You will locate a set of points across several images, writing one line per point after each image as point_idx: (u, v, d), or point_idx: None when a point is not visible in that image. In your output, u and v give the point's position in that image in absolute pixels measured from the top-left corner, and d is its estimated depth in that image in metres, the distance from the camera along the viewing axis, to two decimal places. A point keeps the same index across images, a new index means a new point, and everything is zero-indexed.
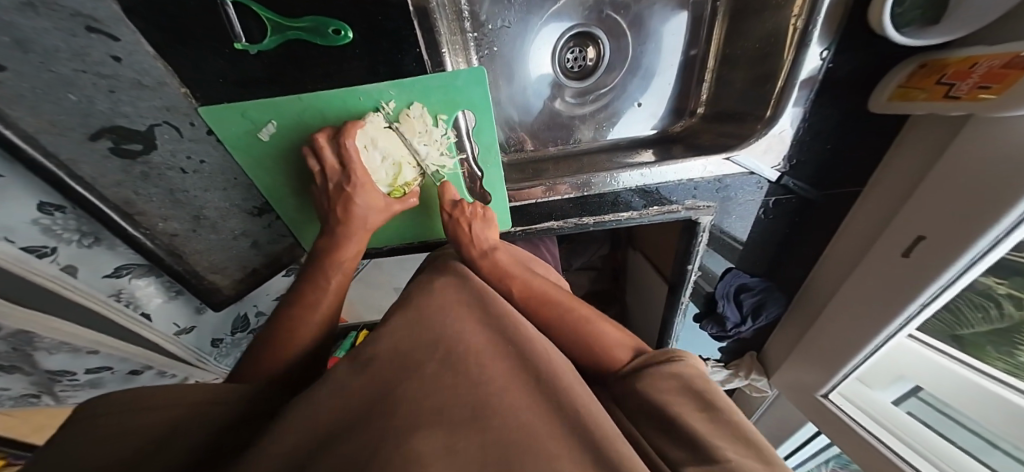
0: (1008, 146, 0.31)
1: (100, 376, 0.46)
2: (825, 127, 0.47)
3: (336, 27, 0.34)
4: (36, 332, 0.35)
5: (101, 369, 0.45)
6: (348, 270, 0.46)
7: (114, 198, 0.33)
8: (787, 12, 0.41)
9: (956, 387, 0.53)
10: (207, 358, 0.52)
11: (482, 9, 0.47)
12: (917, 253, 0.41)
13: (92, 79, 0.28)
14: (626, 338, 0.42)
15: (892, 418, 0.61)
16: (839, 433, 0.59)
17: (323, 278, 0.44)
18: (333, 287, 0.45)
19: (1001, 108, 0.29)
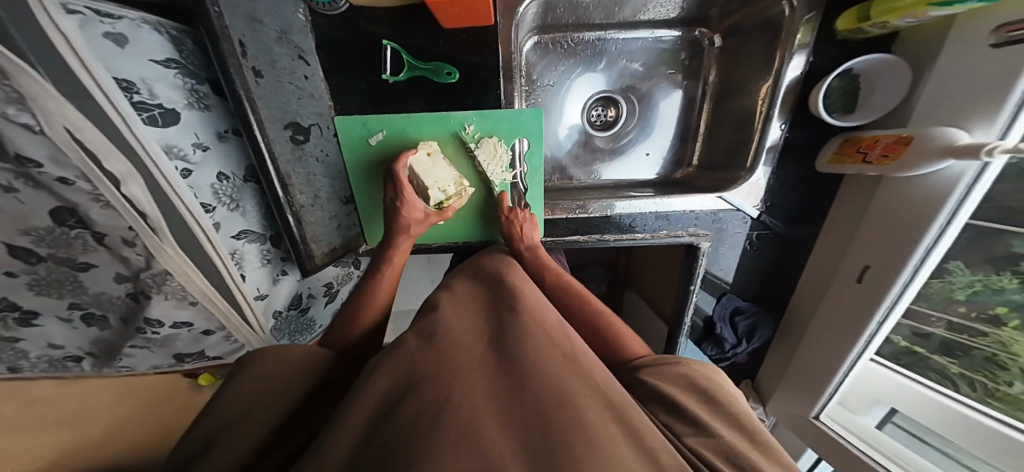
0: (923, 193, 0.48)
1: (177, 332, 0.50)
2: (789, 179, 0.64)
3: (449, 70, 0.50)
4: (171, 273, 0.40)
5: (182, 326, 0.49)
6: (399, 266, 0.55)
7: (284, 171, 0.41)
8: (756, 98, 0.59)
9: (920, 406, 0.58)
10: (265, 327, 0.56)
11: (534, 71, 0.66)
12: (868, 280, 0.56)
13: (293, 89, 0.42)
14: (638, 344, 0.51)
15: (871, 440, 0.63)
16: (835, 452, 0.64)
17: (379, 272, 0.53)
18: (387, 280, 0.53)
19: (913, 165, 0.46)
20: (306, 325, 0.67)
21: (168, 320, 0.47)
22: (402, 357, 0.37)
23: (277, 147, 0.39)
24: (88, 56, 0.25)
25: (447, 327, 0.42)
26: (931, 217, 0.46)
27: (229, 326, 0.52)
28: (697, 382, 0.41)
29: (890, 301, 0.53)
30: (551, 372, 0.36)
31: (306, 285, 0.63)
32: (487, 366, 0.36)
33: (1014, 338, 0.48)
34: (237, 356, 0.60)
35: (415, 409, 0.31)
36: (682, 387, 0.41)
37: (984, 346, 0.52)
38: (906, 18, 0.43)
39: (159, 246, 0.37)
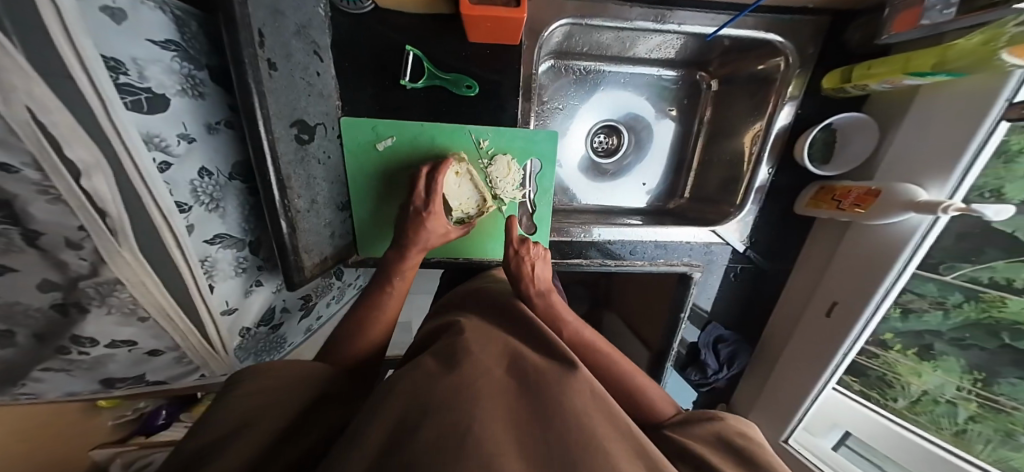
0: (887, 239, 0.53)
1: (112, 353, 0.37)
2: (771, 217, 0.69)
3: (469, 83, 0.48)
4: (124, 283, 0.31)
5: (123, 346, 0.37)
6: (409, 280, 0.50)
7: (285, 172, 0.35)
8: (747, 138, 0.64)
9: (879, 434, 0.63)
10: (226, 347, 0.47)
11: (546, 93, 0.67)
12: (835, 315, 0.61)
13: (303, 85, 0.38)
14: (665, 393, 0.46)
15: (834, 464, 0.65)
16: None
17: (385, 286, 0.48)
18: (395, 294, 0.48)
19: (880, 215, 0.51)
20: (276, 343, 0.59)
21: (105, 337, 0.35)
22: (415, 379, 0.35)
23: (281, 145, 0.34)
24: (78, 29, 0.20)
25: (463, 349, 0.40)
26: (890, 261, 0.53)
27: (186, 345, 0.43)
28: (729, 439, 0.37)
29: (857, 332, 0.58)
30: (557, 403, 0.33)
31: (281, 297, 0.55)
32: (487, 392, 0.34)
33: (899, 360, 0.61)
34: (188, 380, 0.50)
35: (434, 433, 0.28)
36: (710, 443, 0.37)
37: (877, 367, 0.63)
38: (883, 83, 0.49)
39: (116, 254, 0.28)
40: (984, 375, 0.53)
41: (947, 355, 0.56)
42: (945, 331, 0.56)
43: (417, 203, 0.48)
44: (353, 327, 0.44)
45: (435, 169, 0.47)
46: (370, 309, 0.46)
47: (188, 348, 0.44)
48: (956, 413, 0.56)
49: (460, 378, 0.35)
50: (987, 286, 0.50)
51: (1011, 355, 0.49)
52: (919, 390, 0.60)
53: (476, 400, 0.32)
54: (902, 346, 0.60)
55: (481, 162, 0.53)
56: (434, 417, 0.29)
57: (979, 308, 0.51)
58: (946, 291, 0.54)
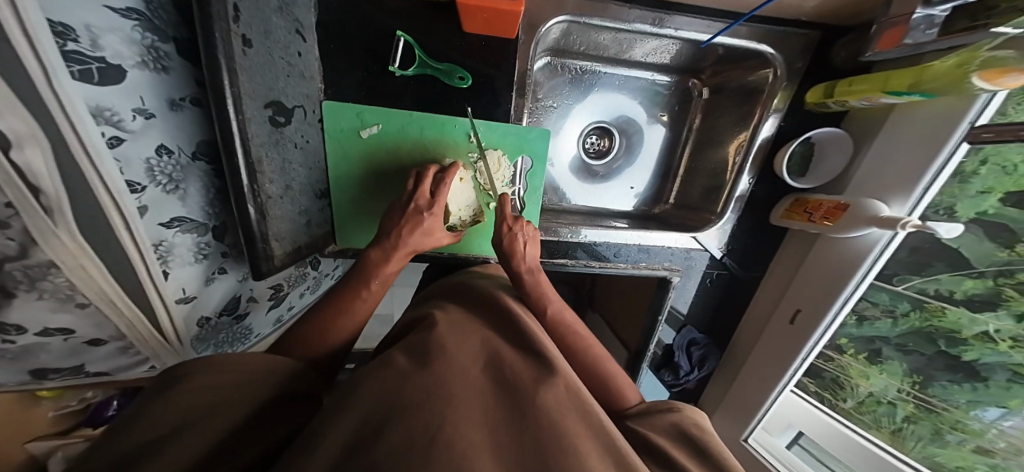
0: (849, 252, 0.56)
1: (43, 343, 0.33)
2: (749, 227, 0.71)
3: (462, 74, 0.46)
4: (60, 268, 0.27)
5: (59, 334, 0.33)
6: (388, 280, 0.48)
7: (254, 154, 0.32)
8: (731, 148, 0.65)
9: (829, 435, 0.67)
10: (182, 338, 0.44)
11: (541, 90, 0.66)
12: (798, 322, 0.64)
13: (283, 65, 0.34)
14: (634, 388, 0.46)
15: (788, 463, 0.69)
16: None
17: (363, 284, 0.46)
18: (372, 293, 0.47)
19: (845, 228, 0.54)
20: (241, 333, 0.55)
21: (37, 327, 0.31)
22: (379, 377, 0.34)
23: (252, 126, 0.31)
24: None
25: (433, 344, 0.39)
26: (849, 271, 0.56)
27: (132, 336, 0.39)
28: (686, 431, 0.37)
29: (817, 338, 0.61)
30: (531, 402, 0.33)
31: (249, 286, 0.52)
32: (461, 390, 0.33)
33: (851, 364, 0.64)
34: (137, 372, 0.46)
35: (399, 435, 0.27)
36: (669, 434, 0.37)
37: (833, 369, 0.66)
38: (862, 100, 0.52)
39: (50, 235, 0.25)
40: (923, 378, 0.57)
41: (892, 360, 0.60)
42: (892, 338, 0.59)
43: (420, 202, 0.46)
44: (318, 321, 0.43)
45: (443, 172, 0.47)
46: (340, 311, 0.44)
47: (137, 338, 0.40)
48: (900, 415, 0.61)
49: (434, 375, 0.34)
50: (932, 297, 0.53)
51: (946, 360, 0.54)
52: (866, 391, 0.64)
53: (449, 397, 0.31)
54: (854, 350, 0.63)
55: (471, 156, 0.51)
56: (398, 421, 0.28)
57: (922, 317, 0.55)
58: (896, 300, 0.57)
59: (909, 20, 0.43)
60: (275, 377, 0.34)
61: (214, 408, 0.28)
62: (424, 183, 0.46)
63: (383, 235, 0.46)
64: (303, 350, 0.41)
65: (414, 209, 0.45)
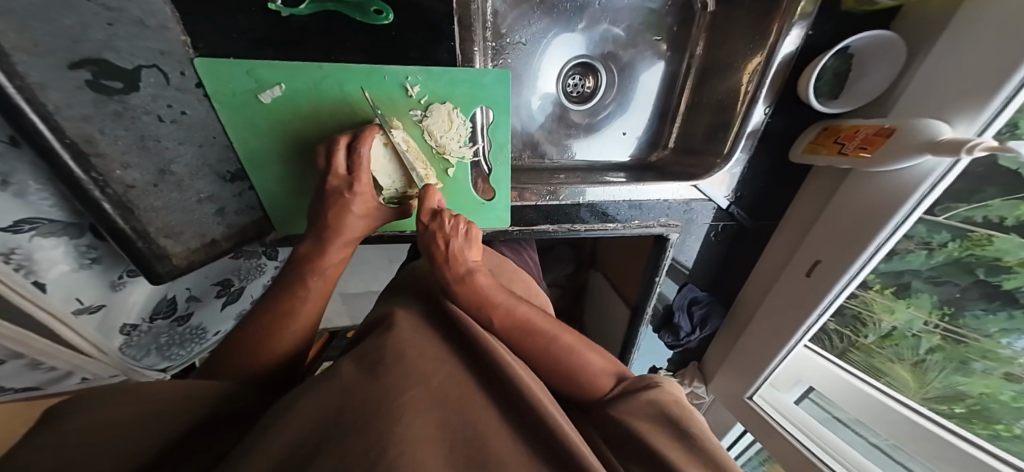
0: (884, 188, 0.47)
1: None
2: (761, 170, 0.61)
3: (378, 7, 0.34)
4: None
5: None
6: (332, 276, 0.43)
7: (72, 132, 0.25)
8: (743, 75, 0.52)
9: (834, 387, 0.63)
10: (105, 343, 0.42)
11: (504, 23, 0.53)
12: (815, 273, 0.56)
13: (94, 8, 0.23)
14: (609, 362, 0.39)
15: (799, 420, 0.68)
16: (766, 433, 0.68)
17: (302, 283, 0.40)
18: (314, 293, 0.41)
19: (883, 162, 0.44)
20: (192, 334, 0.54)
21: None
22: (313, 392, 0.28)
23: (54, 94, 0.23)
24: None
25: (380, 352, 0.33)
26: (874, 226, 0.47)
27: (31, 351, 0.36)
28: (666, 410, 0.32)
29: (835, 292, 0.53)
30: (481, 425, 0.27)
31: (180, 286, 0.50)
32: (406, 396, 0.27)
33: (875, 298, 0.56)
34: (69, 383, 0.45)
35: (332, 457, 0.21)
36: (650, 418, 0.31)
37: (853, 306, 0.58)
38: None
39: None
40: (953, 309, 0.49)
41: (921, 292, 0.52)
42: (924, 270, 0.51)
43: (336, 181, 0.39)
44: (264, 329, 0.37)
45: (355, 140, 0.38)
46: (284, 313, 0.39)
47: (40, 353, 0.37)
48: (927, 347, 0.53)
49: (376, 387, 0.28)
50: (978, 225, 0.44)
51: (982, 289, 0.45)
52: (889, 325, 0.57)
53: (391, 408, 0.26)
54: (881, 285, 0.55)
55: (413, 114, 0.42)
56: (330, 443, 0.23)
57: (962, 247, 0.46)
58: (934, 231, 0.47)
59: None
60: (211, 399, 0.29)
61: (151, 425, 0.24)
62: (337, 158, 0.38)
63: (317, 223, 0.41)
64: (237, 367, 0.35)
65: (332, 190, 0.39)
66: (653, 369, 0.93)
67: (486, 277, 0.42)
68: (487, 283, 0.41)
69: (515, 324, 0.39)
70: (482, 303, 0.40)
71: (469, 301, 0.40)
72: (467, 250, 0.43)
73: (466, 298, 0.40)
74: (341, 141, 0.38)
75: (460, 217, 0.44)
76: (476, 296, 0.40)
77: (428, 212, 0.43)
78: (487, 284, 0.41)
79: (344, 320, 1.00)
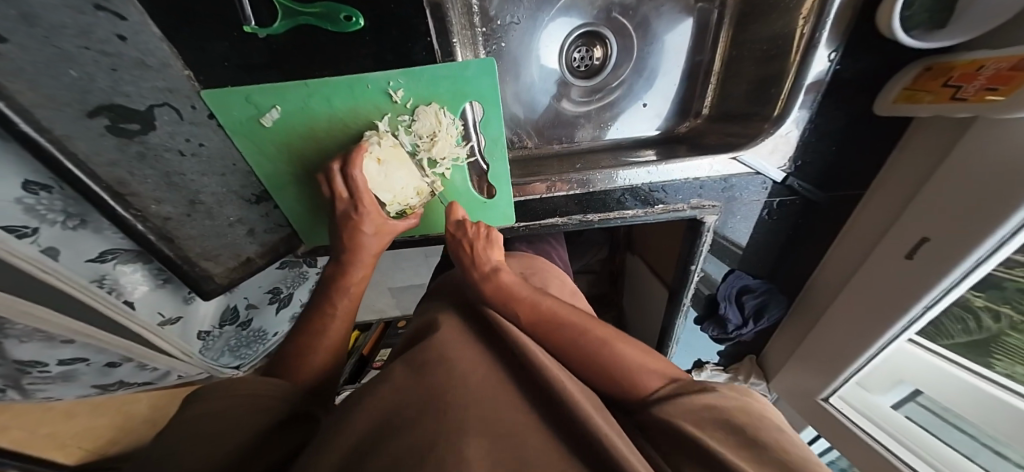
0: (1013, 138, 0.32)
1: (74, 368, 0.40)
2: (831, 129, 0.48)
3: (347, 13, 0.33)
4: (6, 318, 0.30)
5: (77, 362, 0.40)
6: (356, 295, 0.46)
7: (106, 177, 0.30)
8: (794, 18, 0.41)
9: (946, 384, 0.54)
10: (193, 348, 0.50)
11: (492, 5, 0.48)
12: (920, 254, 0.42)
13: (95, 56, 0.27)
14: (650, 357, 0.35)
15: (899, 428, 0.58)
16: (841, 438, 0.58)
17: (329, 304, 0.44)
18: (340, 312, 0.44)
19: (1006, 109, 0.30)
20: (257, 335, 0.61)
21: (52, 358, 0.37)
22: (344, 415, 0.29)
23: (81, 144, 0.27)
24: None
25: (421, 358, 0.33)
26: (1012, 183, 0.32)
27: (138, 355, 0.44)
28: (726, 415, 0.26)
29: (956, 276, 0.39)
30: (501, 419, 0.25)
31: (241, 296, 0.55)
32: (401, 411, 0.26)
33: None
34: (172, 379, 0.52)
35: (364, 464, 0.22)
36: (703, 421, 0.26)
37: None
38: None
39: None
40: None
41: None
42: None
43: (342, 205, 0.42)
44: (302, 342, 0.41)
45: (346, 162, 0.40)
46: (317, 334, 0.42)
47: (142, 358, 0.45)
48: None
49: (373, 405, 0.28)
50: None
51: None
52: None
53: (385, 429, 0.25)
54: None
55: (402, 119, 0.42)
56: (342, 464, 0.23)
57: None
58: None
59: None
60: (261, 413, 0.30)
61: (240, 426, 0.29)
62: (337, 184, 0.41)
63: (337, 246, 0.45)
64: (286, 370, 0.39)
65: (342, 213, 0.43)
66: (697, 363, 0.83)
67: (511, 275, 0.44)
68: (511, 280, 0.43)
69: (538, 313, 0.39)
70: (505, 297, 0.41)
71: (496, 296, 0.42)
72: (490, 252, 0.46)
73: (494, 292, 0.42)
74: (335, 167, 0.41)
75: (483, 224, 0.48)
76: (502, 294, 0.42)
77: (454, 223, 0.48)
78: (512, 281, 0.43)
79: (393, 309, 1.10)
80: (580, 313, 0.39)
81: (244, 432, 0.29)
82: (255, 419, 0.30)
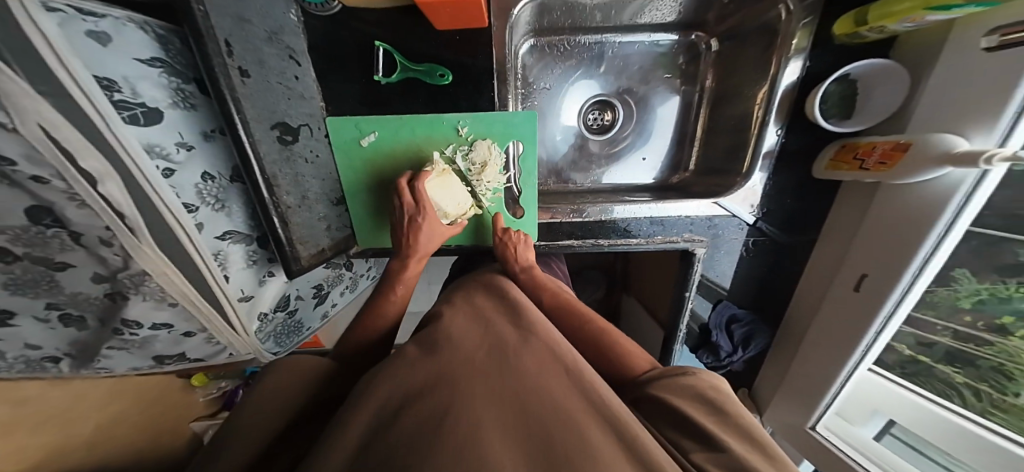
0: (922, 200, 0.46)
1: (156, 333, 0.48)
2: (785, 185, 0.63)
3: (441, 71, 0.49)
4: (150, 273, 0.38)
5: (162, 329, 0.47)
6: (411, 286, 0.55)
7: (269, 171, 0.39)
8: (753, 103, 0.58)
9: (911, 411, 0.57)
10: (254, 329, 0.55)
11: (531, 73, 0.66)
12: (865, 288, 0.53)
13: (284, 89, 0.41)
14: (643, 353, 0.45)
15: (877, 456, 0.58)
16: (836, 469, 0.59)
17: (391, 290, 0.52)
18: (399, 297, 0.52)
19: (907, 175, 0.45)
20: (295, 327, 0.67)
21: (147, 320, 0.45)
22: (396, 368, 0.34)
23: (263, 147, 0.38)
24: (65, 52, 0.25)
25: (458, 334, 0.40)
26: (920, 233, 0.45)
27: (211, 328, 0.50)
28: (706, 395, 0.36)
29: (891, 304, 0.50)
30: (537, 384, 0.32)
31: (294, 287, 0.62)
32: (460, 372, 0.33)
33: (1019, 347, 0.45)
34: (220, 358, 0.58)
35: (420, 420, 0.29)
36: (691, 397, 0.36)
37: (988, 355, 0.49)
38: (904, 22, 0.42)
39: (139, 250, 0.35)
40: None
41: None
42: None
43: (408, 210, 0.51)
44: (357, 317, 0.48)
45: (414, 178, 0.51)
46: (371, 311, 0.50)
47: (214, 330, 0.51)
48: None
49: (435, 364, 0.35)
50: None
51: None
52: None
53: (448, 381, 0.32)
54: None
55: (462, 149, 0.54)
56: (405, 411, 0.30)
57: None
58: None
59: None
60: (315, 382, 0.38)
61: (299, 394, 0.35)
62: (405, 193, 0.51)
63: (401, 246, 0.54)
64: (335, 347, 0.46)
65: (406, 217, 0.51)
66: None
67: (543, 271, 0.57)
68: (542, 274, 0.57)
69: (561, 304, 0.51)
70: (541, 287, 0.54)
71: (533, 285, 0.55)
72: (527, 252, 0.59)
73: (530, 282, 0.55)
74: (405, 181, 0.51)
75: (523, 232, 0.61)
76: (536, 282, 0.55)
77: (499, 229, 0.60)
78: (545, 277, 0.56)
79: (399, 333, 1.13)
80: (592, 314, 0.50)
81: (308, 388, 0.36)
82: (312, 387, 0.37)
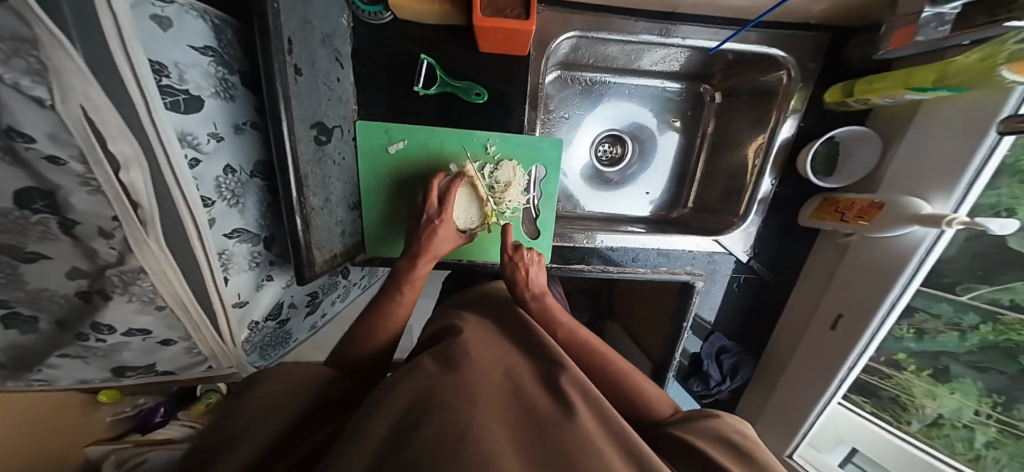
0: (890, 252, 0.52)
1: (128, 341, 0.41)
2: (773, 228, 0.69)
3: (479, 91, 0.50)
4: (147, 272, 0.33)
5: (138, 335, 0.40)
6: (416, 290, 0.50)
7: (302, 169, 0.37)
8: (750, 152, 0.65)
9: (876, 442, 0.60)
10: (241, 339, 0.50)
11: (552, 102, 0.69)
12: (841, 327, 0.59)
13: (327, 90, 0.41)
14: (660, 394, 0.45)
15: None
16: None
17: (397, 293, 0.47)
18: (405, 302, 0.48)
19: (880, 229, 0.51)
20: (282, 338, 0.61)
21: (122, 326, 0.38)
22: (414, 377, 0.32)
23: (301, 145, 0.37)
24: (128, 31, 0.24)
25: (476, 349, 0.38)
26: (894, 273, 0.51)
27: (196, 338, 0.44)
28: (728, 437, 0.36)
29: (867, 338, 0.55)
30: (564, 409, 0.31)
31: (289, 293, 0.57)
32: (480, 386, 0.31)
33: (911, 381, 0.57)
34: (195, 372, 0.51)
35: (434, 434, 0.25)
36: (715, 438, 0.36)
37: (888, 387, 0.59)
38: (886, 98, 0.51)
39: (143, 243, 0.31)
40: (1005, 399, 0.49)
41: (964, 378, 0.52)
42: (962, 354, 0.52)
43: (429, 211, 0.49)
44: (363, 329, 0.44)
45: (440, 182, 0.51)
46: (376, 318, 0.45)
47: (199, 338, 0.45)
48: (921, 426, 0.57)
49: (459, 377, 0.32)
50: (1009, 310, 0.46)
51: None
52: (934, 413, 0.56)
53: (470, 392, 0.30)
54: (914, 366, 0.56)
55: (488, 166, 0.55)
56: (422, 422, 0.26)
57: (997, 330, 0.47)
58: (960, 312, 0.50)
59: (919, 19, 0.44)
60: (317, 386, 0.34)
61: (290, 403, 0.31)
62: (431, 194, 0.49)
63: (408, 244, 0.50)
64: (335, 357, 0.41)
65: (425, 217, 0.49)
66: None
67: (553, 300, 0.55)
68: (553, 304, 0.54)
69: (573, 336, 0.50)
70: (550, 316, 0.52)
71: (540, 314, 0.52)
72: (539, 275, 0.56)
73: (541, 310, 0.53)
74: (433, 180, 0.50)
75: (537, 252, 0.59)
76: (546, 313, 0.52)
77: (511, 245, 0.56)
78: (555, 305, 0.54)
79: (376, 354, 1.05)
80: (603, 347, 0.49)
81: (305, 398, 0.32)
82: (309, 395, 0.32)
